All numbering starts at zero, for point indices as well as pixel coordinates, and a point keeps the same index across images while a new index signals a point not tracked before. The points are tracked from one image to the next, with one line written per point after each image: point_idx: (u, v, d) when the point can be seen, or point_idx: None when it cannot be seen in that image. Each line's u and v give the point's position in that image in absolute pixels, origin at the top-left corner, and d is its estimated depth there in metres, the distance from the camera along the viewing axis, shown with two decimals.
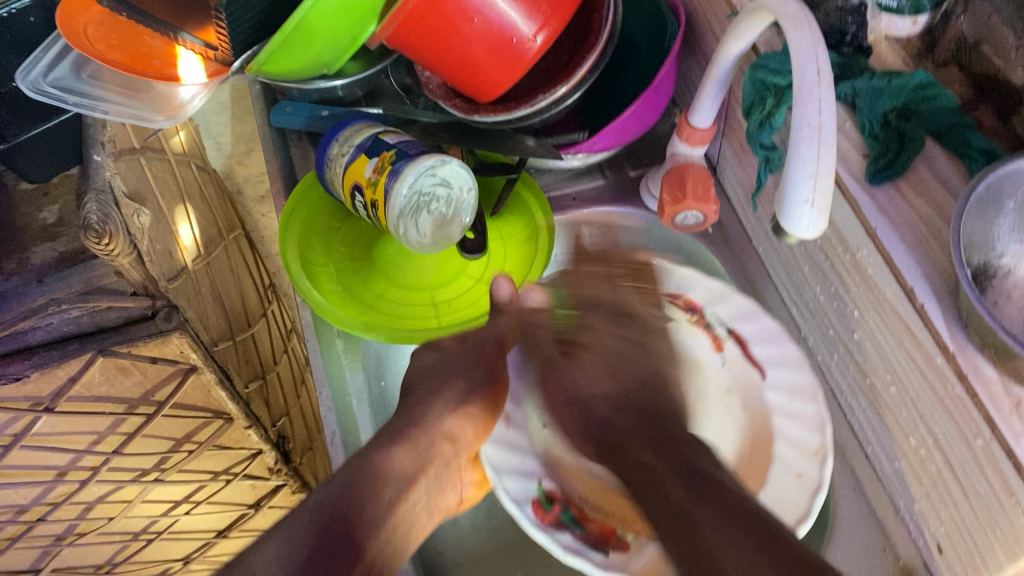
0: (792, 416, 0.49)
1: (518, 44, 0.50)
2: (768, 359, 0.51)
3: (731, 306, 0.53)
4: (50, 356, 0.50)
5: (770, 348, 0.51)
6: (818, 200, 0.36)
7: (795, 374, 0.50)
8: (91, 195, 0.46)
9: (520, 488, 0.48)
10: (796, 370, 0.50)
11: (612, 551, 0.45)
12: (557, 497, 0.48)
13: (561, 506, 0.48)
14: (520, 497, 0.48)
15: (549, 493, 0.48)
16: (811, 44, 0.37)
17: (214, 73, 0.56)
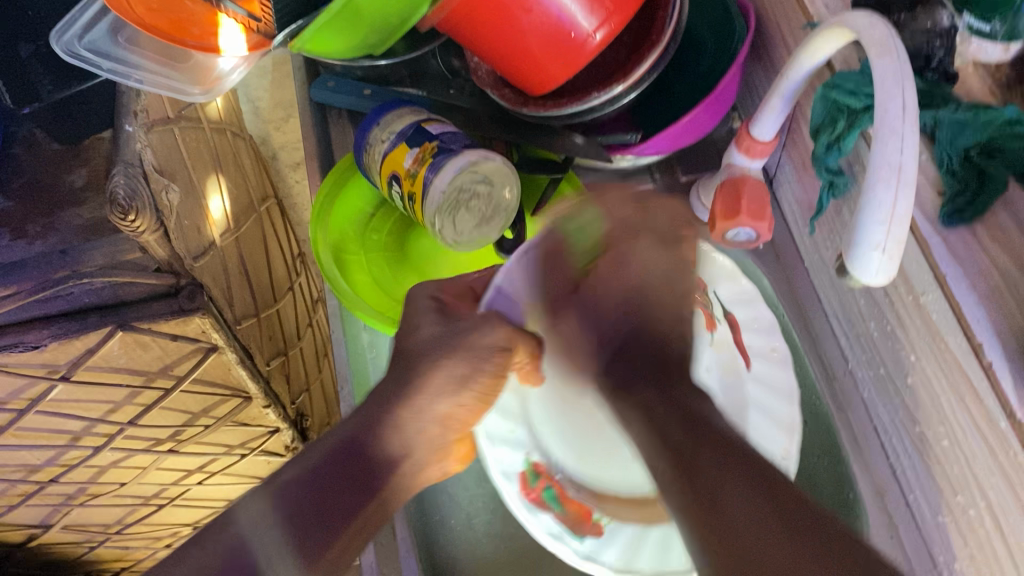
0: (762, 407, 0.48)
1: (576, 38, 0.47)
2: (756, 346, 0.51)
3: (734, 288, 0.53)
4: (70, 326, 0.49)
5: (760, 335, 0.51)
6: (890, 247, 0.33)
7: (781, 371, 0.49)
8: (119, 167, 0.45)
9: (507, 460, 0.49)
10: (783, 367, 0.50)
11: (589, 536, 0.46)
12: (543, 471, 0.49)
13: (546, 483, 0.48)
14: (509, 469, 0.48)
15: (535, 466, 0.49)
16: (897, 74, 0.34)
17: (256, 45, 0.53)
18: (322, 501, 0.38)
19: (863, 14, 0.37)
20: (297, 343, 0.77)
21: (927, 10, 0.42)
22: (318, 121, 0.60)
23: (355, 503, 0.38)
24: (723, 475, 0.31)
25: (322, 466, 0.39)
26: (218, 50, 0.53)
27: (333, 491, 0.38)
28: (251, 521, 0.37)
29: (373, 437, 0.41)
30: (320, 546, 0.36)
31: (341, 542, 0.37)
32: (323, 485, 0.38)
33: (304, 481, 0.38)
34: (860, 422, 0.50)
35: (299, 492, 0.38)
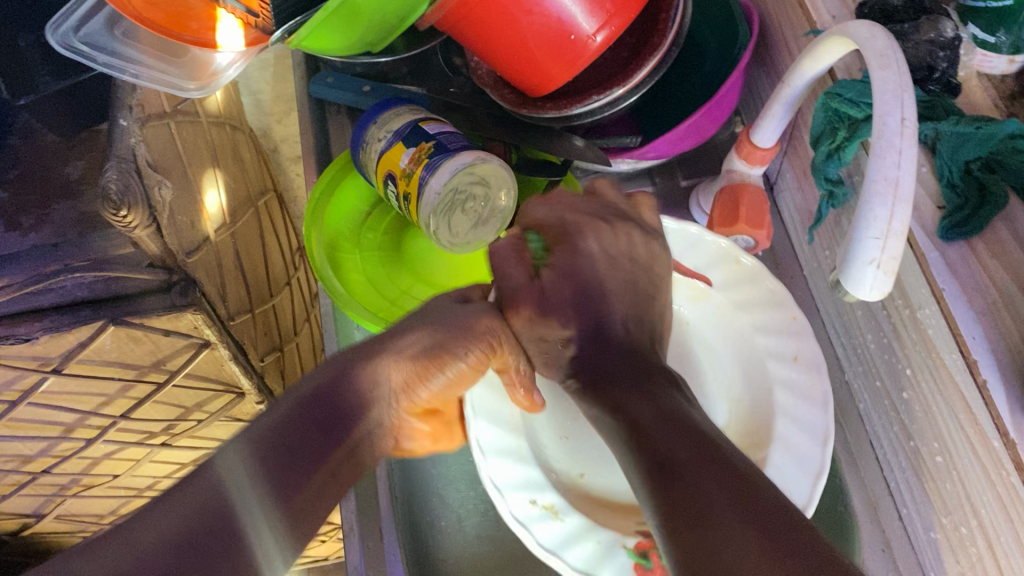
0: (798, 422, 0.45)
1: (576, 41, 0.47)
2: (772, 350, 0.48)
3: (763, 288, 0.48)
4: (61, 319, 0.48)
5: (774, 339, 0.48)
6: (885, 262, 0.33)
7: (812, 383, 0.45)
8: (112, 161, 0.44)
9: (510, 474, 0.45)
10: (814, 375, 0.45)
11: None
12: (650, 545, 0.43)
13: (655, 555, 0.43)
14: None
15: (640, 544, 0.43)
16: (897, 88, 0.33)
17: (253, 41, 0.52)
18: (290, 447, 0.37)
19: (865, 23, 0.37)
20: (293, 337, 0.77)
21: (931, 20, 0.41)
22: (317, 117, 0.60)
23: (323, 446, 0.37)
24: (701, 489, 0.29)
25: (300, 410, 0.38)
26: (215, 45, 0.52)
27: (302, 441, 0.37)
28: (226, 464, 0.35)
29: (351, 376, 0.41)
30: (293, 492, 0.35)
31: (313, 485, 0.36)
32: (292, 431, 0.37)
33: (280, 427, 0.37)
34: (856, 434, 0.50)
35: (276, 434, 0.37)
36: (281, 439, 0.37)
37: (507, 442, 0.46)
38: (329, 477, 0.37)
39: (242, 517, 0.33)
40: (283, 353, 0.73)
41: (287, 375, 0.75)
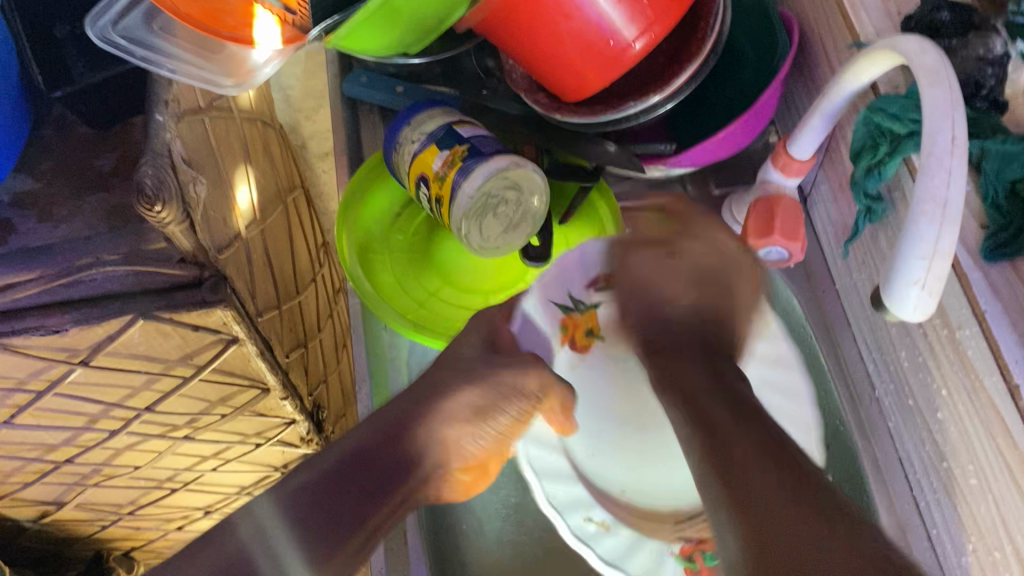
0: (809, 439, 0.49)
1: (614, 47, 0.46)
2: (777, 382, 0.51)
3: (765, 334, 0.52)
4: (92, 312, 0.49)
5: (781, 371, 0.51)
6: (930, 282, 0.32)
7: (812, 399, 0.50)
8: (147, 156, 0.44)
9: (563, 496, 0.50)
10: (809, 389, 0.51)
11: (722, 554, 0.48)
12: (690, 548, 0.49)
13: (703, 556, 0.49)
14: None
15: (685, 548, 0.50)
16: (948, 105, 0.33)
17: (291, 39, 0.53)
18: (328, 507, 0.39)
19: (914, 38, 0.36)
20: (317, 334, 0.77)
21: (981, 35, 0.40)
22: (349, 116, 0.60)
23: (372, 496, 0.40)
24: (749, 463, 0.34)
25: (341, 468, 0.41)
26: (250, 41, 0.53)
27: (346, 501, 0.40)
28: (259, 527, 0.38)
29: (415, 428, 0.44)
30: (335, 547, 0.38)
31: (351, 545, 0.39)
32: (332, 492, 0.39)
33: (321, 485, 0.40)
34: (885, 451, 0.49)
35: (312, 499, 0.39)
36: (313, 498, 0.39)
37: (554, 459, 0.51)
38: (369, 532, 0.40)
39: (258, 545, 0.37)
40: (307, 349, 0.73)
41: (309, 372, 0.75)
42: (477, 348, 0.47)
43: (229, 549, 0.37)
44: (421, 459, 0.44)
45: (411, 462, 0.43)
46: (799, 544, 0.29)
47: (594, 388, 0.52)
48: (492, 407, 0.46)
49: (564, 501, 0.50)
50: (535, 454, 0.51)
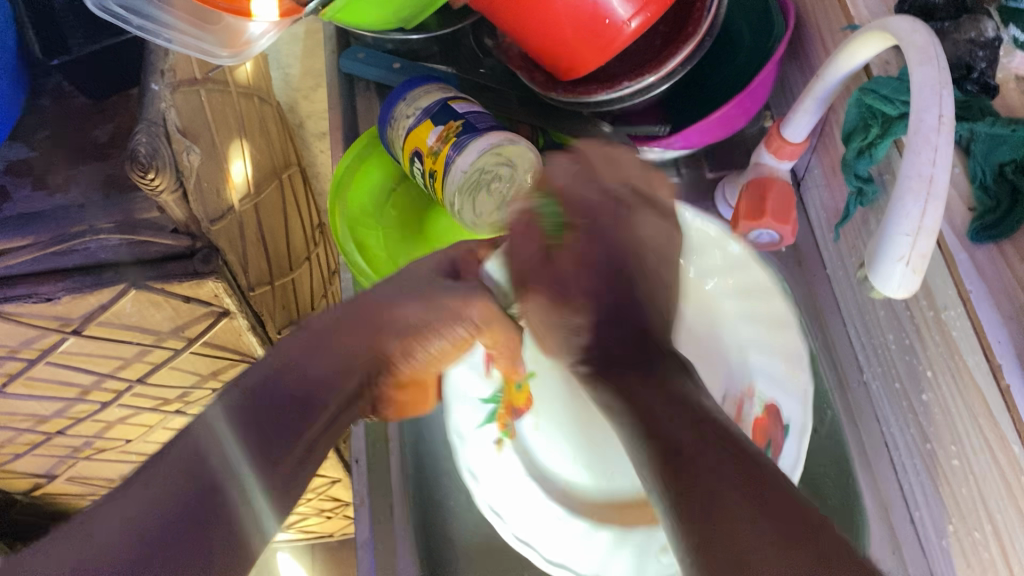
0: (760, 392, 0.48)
1: (610, 26, 0.46)
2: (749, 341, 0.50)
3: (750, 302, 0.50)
4: (87, 279, 0.49)
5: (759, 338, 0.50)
6: (914, 259, 0.32)
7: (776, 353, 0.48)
8: (142, 125, 0.45)
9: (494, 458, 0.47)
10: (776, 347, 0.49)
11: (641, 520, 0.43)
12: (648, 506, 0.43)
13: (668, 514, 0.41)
14: None
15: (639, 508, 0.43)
16: (936, 83, 0.33)
17: (287, 12, 0.52)
18: (269, 409, 0.35)
19: (905, 19, 0.36)
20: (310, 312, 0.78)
21: (973, 19, 0.40)
22: (346, 94, 0.60)
23: (345, 371, 0.38)
24: (700, 447, 0.29)
25: (268, 384, 0.36)
26: (249, 14, 0.52)
27: (284, 410, 0.35)
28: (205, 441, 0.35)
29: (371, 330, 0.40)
30: (276, 467, 0.33)
31: (290, 461, 0.34)
32: (248, 426, 0.34)
33: (261, 391, 0.35)
34: (870, 434, 0.49)
35: (245, 409, 0.34)
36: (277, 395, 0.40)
37: (485, 425, 0.48)
38: (308, 449, 0.35)
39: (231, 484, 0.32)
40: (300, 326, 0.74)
41: None
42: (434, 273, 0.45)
43: None
44: (347, 374, 0.38)
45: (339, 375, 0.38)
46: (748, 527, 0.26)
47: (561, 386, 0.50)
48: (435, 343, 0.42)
49: (494, 466, 0.47)
50: (465, 376, 0.49)
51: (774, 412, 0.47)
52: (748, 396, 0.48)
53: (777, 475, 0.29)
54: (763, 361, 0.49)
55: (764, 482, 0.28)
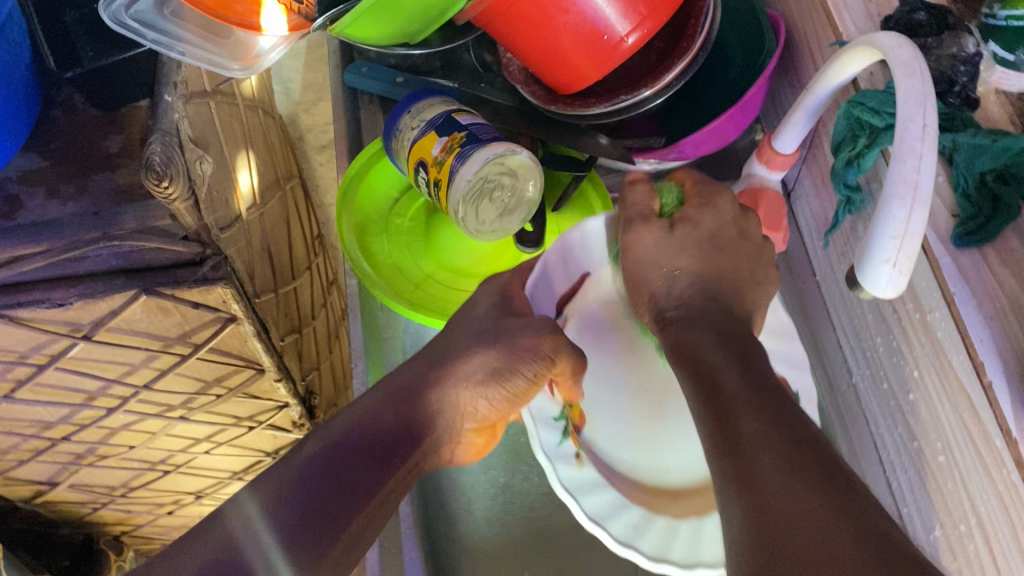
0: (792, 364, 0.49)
1: (609, 41, 0.48)
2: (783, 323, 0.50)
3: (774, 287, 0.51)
4: (97, 287, 0.50)
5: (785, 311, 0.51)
6: (901, 261, 0.34)
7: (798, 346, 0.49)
8: (157, 135, 0.46)
9: (575, 476, 0.46)
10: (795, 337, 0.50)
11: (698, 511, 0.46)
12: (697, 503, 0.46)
13: None
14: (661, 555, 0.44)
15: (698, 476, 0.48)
16: (920, 95, 0.35)
17: (296, 27, 0.55)
18: (337, 482, 0.41)
19: (891, 35, 0.38)
20: (311, 321, 0.79)
21: (954, 36, 0.42)
22: (350, 106, 0.62)
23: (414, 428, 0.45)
24: (746, 394, 0.34)
25: (333, 457, 0.42)
26: (259, 28, 0.55)
27: (348, 484, 0.41)
28: (290, 468, 0.42)
29: (425, 393, 0.46)
30: (313, 555, 0.39)
31: (338, 545, 0.40)
32: (334, 471, 0.41)
33: (312, 474, 0.41)
34: (860, 435, 0.51)
35: (302, 493, 0.40)
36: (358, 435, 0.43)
37: (554, 423, 0.48)
38: (370, 517, 0.42)
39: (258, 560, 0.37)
40: (301, 334, 0.75)
41: (304, 357, 0.77)
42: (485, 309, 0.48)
43: (220, 549, 0.38)
44: (434, 423, 0.46)
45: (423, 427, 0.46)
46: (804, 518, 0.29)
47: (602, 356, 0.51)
48: (504, 370, 0.46)
49: (581, 482, 0.46)
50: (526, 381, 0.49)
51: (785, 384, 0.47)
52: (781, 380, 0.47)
53: (796, 406, 0.34)
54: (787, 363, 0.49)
55: (787, 411, 0.33)
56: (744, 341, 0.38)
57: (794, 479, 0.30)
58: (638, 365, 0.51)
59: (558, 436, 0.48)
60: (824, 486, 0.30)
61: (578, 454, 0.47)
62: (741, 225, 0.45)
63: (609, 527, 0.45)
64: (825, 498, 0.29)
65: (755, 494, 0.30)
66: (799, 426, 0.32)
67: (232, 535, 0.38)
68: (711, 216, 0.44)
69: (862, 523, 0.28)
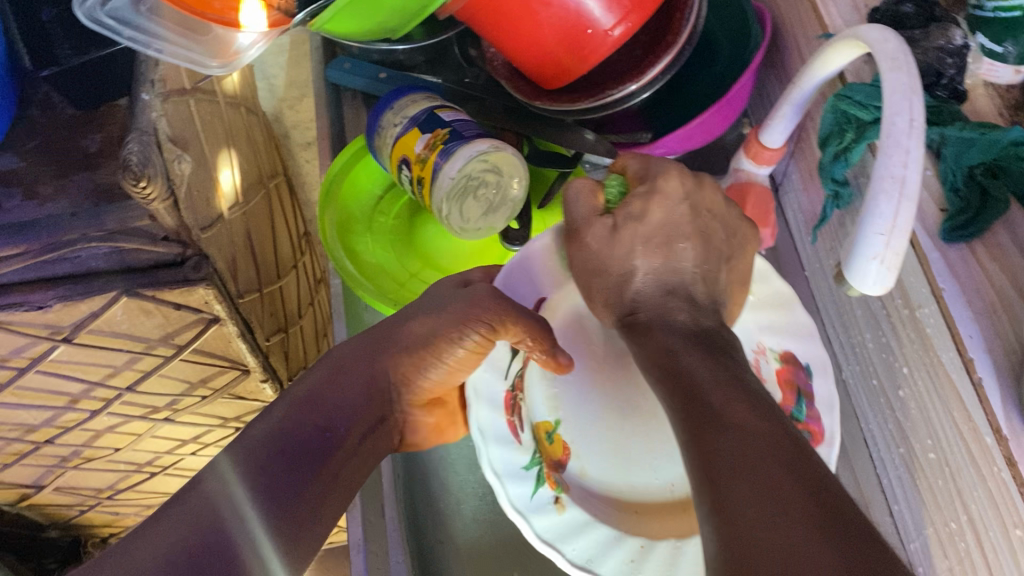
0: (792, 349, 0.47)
1: (594, 35, 0.48)
2: (781, 325, 0.48)
3: (768, 287, 0.49)
4: (77, 288, 0.49)
5: (780, 310, 0.48)
6: (888, 258, 0.33)
7: (805, 346, 0.47)
8: (134, 134, 0.45)
9: (557, 526, 0.42)
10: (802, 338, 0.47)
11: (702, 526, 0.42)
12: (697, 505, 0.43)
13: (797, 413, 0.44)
14: None
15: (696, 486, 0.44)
16: (906, 89, 0.35)
17: (275, 22, 0.55)
18: (288, 447, 0.39)
19: (876, 27, 0.38)
20: (297, 320, 0.78)
21: (941, 27, 0.41)
22: (333, 102, 0.61)
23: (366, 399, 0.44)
24: (731, 408, 0.32)
25: (284, 429, 0.40)
26: (237, 25, 0.54)
27: (301, 449, 0.39)
28: (248, 436, 0.39)
29: (360, 364, 0.44)
30: (279, 523, 0.36)
31: (300, 514, 0.37)
32: (288, 436, 0.39)
33: (265, 441, 0.39)
34: (850, 431, 0.51)
35: (259, 455, 0.38)
36: (309, 399, 0.42)
37: (526, 472, 0.44)
38: (326, 486, 0.39)
39: (247, 546, 0.34)
40: (288, 333, 0.75)
41: (290, 356, 0.77)
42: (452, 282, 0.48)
43: (205, 512, 0.34)
44: (373, 395, 0.44)
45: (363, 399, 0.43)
46: (779, 532, 0.26)
47: (588, 363, 0.48)
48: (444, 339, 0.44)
49: (564, 532, 0.42)
50: (484, 416, 0.44)
51: (792, 360, 0.47)
52: (762, 353, 0.47)
53: (780, 415, 0.31)
54: (782, 334, 0.47)
55: (773, 423, 0.31)
56: (727, 344, 0.38)
57: (769, 493, 0.27)
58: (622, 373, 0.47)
59: (530, 487, 0.43)
60: (806, 503, 0.27)
61: (557, 499, 0.43)
62: (694, 200, 0.43)
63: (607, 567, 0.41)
64: (806, 517, 0.26)
65: (733, 519, 0.27)
66: (783, 437, 0.30)
67: (212, 500, 0.35)
68: (660, 205, 0.43)
69: (846, 543, 0.25)
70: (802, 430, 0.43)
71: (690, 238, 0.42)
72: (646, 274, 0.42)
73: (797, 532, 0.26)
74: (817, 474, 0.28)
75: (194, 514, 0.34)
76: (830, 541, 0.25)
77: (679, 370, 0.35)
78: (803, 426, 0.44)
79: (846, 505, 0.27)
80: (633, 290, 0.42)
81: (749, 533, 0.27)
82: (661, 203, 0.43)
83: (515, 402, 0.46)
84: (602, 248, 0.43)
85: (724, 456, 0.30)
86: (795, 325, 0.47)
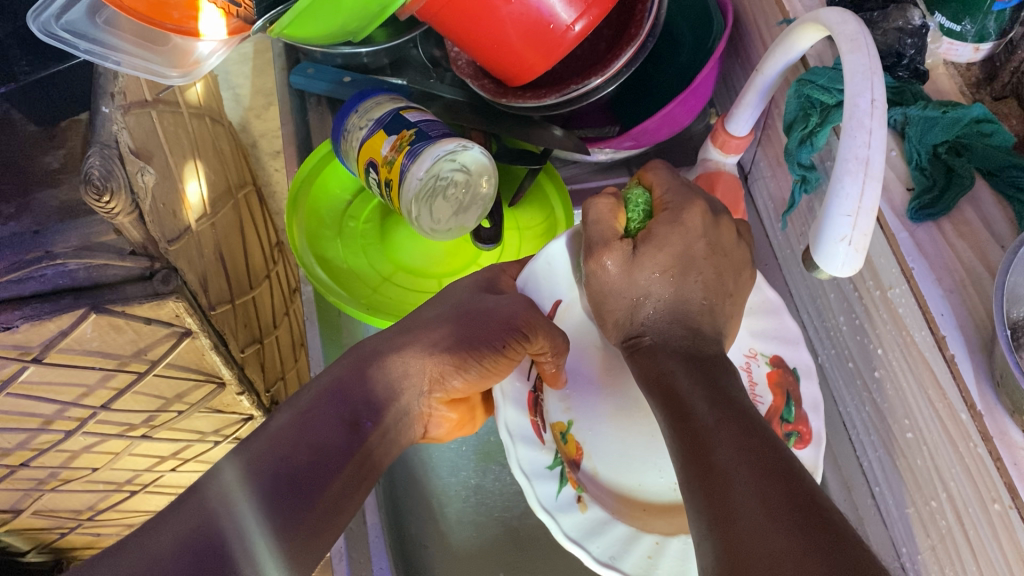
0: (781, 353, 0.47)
1: (555, 30, 0.48)
2: (765, 330, 0.48)
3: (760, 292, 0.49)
4: (43, 307, 0.47)
5: (769, 316, 0.48)
6: (857, 239, 0.33)
7: (797, 352, 0.47)
8: (95, 148, 0.44)
9: (581, 523, 0.42)
10: (796, 347, 0.47)
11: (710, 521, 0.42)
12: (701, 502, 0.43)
13: (790, 429, 0.44)
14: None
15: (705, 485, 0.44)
16: (867, 70, 0.35)
17: (236, 30, 0.54)
18: (310, 440, 0.38)
19: (835, 10, 0.38)
20: (273, 330, 0.78)
21: (900, 8, 0.41)
22: (298, 108, 0.61)
23: (390, 400, 0.43)
24: (722, 426, 0.32)
25: (306, 421, 0.39)
26: (197, 34, 0.54)
27: (322, 448, 0.38)
28: (278, 422, 0.40)
29: (392, 359, 0.43)
30: (292, 523, 0.35)
31: (318, 511, 0.36)
32: (315, 425, 0.39)
33: (287, 430, 0.38)
34: (830, 416, 0.51)
35: (275, 450, 0.37)
36: (338, 389, 0.41)
37: (551, 471, 0.43)
38: (348, 482, 0.38)
39: (240, 543, 0.33)
40: (263, 345, 0.74)
41: (267, 368, 0.76)
42: (472, 286, 0.48)
43: (198, 520, 0.33)
44: (400, 393, 0.43)
45: (388, 398, 0.43)
46: (770, 539, 0.26)
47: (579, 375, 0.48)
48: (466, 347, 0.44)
49: (587, 531, 0.41)
50: (513, 417, 0.44)
51: (782, 365, 0.47)
52: (754, 357, 0.48)
53: (769, 429, 0.32)
54: (777, 337, 0.48)
55: (764, 437, 0.31)
56: (711, 359, 0.38)
57: (762, 506, 0.28)
58: (617, 385, 0.48)
59: (555, 487, 0.42)
60: (794, 514, 0.27)
61: (580, 499, 0.42)
62: (712, 238, 0.41)
63: (628, 563, 0.40)
64: (793, 528, 0.26)
65: (725, 529, 0.28)
66: (773, 450, 0.30)
67: (206, 506, 0.34)
68: (680, 236, 0.41)
69: (834, 551, 0.25)
70: (790, 431, 0.44)
71: (703, 273, 0.40)
72: (658, 301, 0.41)
73: (786, 540, 0.26)
74: (806, 484, 0.29)
75: (195, 521, 0.33)
76: (817, 546, 0.26)
77: (667, 381, 0.37)
78: (792, 427, 0.44)
79: (834, 516, 0.27)
80: (644, 315, 0.41)
81: (741, 543, 0.27)
82: (681, 234, 0.41)
83: (538, 403, 0.46)
84: (617, 276, 0.41)
85: (716, 471, 0.30)
86: (789, 332, 0.47)
